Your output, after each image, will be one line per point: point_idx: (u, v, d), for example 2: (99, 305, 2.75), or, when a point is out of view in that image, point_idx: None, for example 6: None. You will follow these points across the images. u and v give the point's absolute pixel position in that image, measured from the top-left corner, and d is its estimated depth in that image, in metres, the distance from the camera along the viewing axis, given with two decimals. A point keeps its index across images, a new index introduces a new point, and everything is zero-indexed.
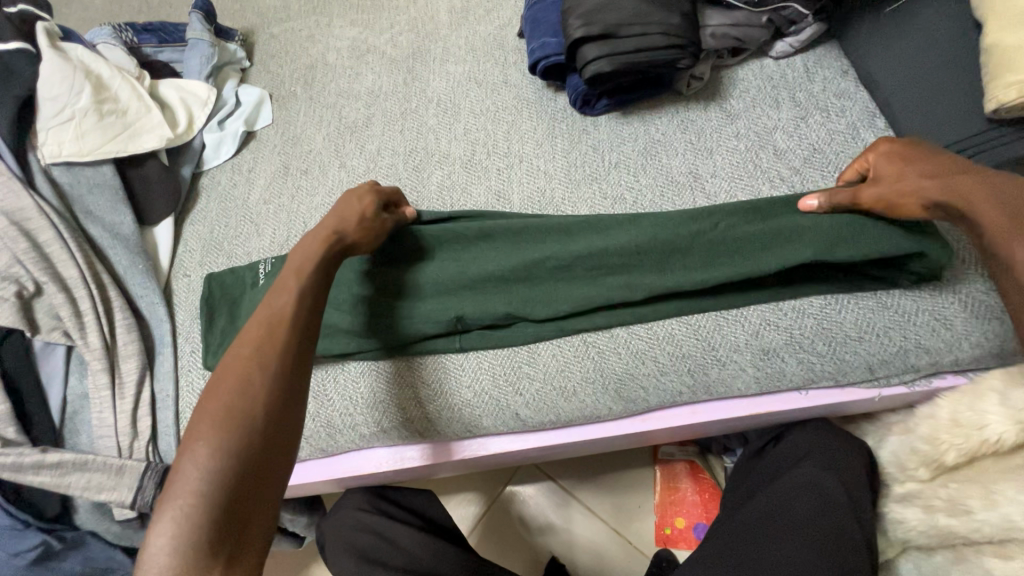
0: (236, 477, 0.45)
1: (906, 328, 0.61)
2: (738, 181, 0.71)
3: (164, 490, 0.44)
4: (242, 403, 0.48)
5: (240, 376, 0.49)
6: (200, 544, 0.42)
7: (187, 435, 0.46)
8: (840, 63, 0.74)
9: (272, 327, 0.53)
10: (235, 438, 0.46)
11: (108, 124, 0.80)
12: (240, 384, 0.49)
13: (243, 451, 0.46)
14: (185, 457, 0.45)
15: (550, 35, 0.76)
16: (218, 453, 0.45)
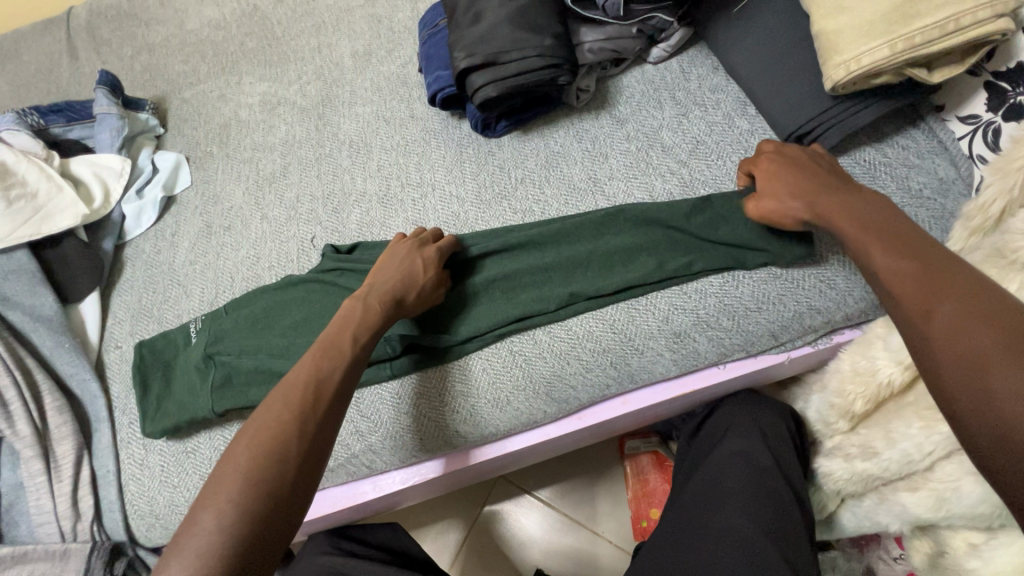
0: (274, 483, 0.48)
1: (797, 292, 0.66)
2: (633, 180, 0.76)
3: (208, 493, 0.47)
4: (294, 413, 0.52)
5: (274, 423, 0.51)
6: (236, 535, 0.45)
7: (244, 434, 0.51)
8: (710, 60, 0.81)
9: (317, 388, 0.54)
10: (277, 449, 0.49)
11: (18, 209, 0.80)
12: (294, 397, 0.53)
13: (280, 461, 0.49)
14: (218, 488, 0.47)
15: (442, 69, 0.80)
16: (245, 495, 0.46)
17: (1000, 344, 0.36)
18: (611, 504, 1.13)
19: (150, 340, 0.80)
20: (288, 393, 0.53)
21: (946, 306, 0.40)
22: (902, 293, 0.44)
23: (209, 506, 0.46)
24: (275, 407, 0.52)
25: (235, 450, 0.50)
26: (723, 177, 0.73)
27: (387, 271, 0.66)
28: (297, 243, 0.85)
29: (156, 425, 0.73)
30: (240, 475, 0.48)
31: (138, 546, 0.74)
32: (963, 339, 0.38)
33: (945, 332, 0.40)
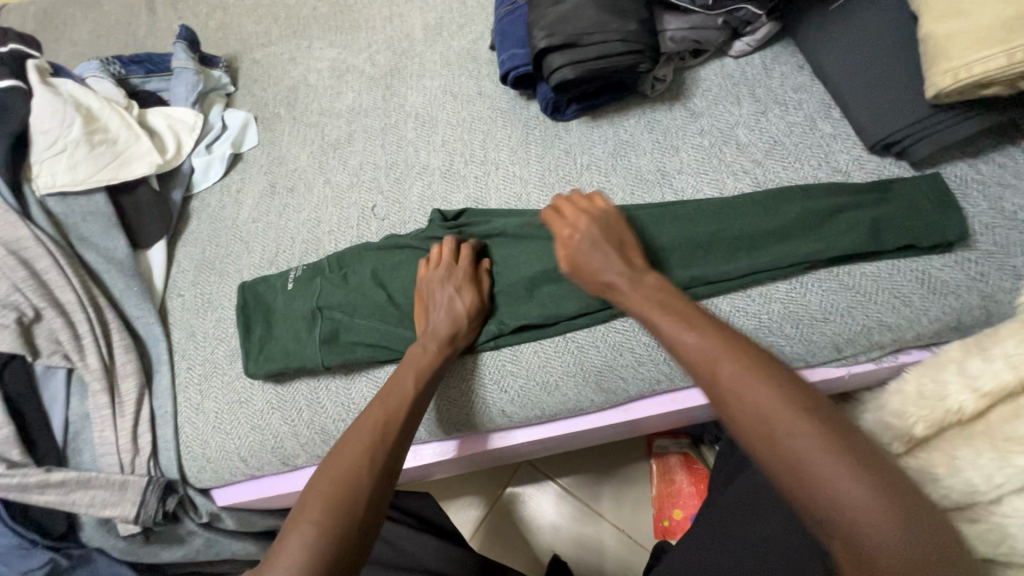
0: (359, 500, 0.52)
1: (868, 307, 0.63)
2: (704, 177, 0.74)
3: (299, 510, 0.51)
4: (379, 436, 0.56)
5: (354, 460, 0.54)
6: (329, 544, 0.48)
7: (332, 455, 0.55)
8: (795, 58, 0.78)
9: (391, 414, 0.59)
10: (364, 468, 0.54)
11: (100, 154, 0.83)
12: (374, 423, 0.58)
13: (360, 479, 0.53)
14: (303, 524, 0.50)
15: (518, 47, 0.80)
16: (326, 527, 0.49)
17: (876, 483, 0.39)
18: (635, 498, 1.13)
19: (252, 284, 0.81)
20: (364, 428, 0.57)
21: (785, 445, 0.41)
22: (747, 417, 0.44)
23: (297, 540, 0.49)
24: (355, 444, 0.55)
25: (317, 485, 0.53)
26: (801, 180, 0.71)
27: (435, 310, 0.68)
28: (357, 210, 0.86)
29: (261, 371, 0.75)
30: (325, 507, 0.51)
31: (188, 486, 0.78)
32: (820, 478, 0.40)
33: (808, 485, 0.40)
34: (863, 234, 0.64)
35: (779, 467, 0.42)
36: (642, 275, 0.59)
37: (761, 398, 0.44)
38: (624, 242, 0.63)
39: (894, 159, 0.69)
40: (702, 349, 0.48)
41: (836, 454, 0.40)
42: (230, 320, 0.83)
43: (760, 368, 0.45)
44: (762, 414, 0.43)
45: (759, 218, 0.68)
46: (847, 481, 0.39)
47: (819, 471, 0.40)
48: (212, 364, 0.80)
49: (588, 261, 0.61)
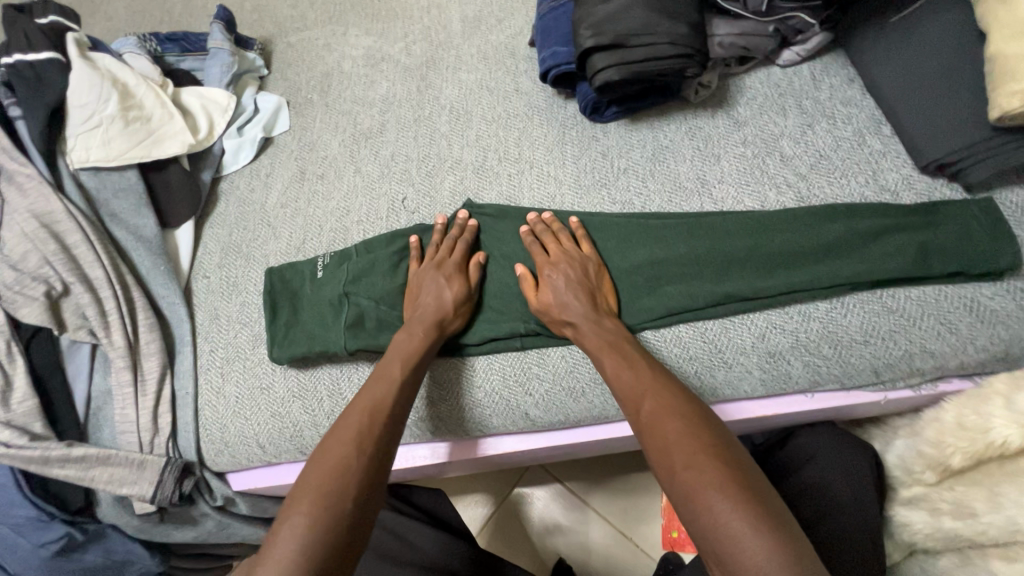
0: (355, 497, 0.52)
1: (911, 331, 0.62)
2: (745, 187, 0.72)
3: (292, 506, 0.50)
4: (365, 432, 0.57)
5: (345, 461, 0.54)
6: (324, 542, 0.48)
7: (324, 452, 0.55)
8: (846, 71, 0.76)
9: (377, 409, 0.59)
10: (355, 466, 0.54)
11: (134, 131, 0.83)
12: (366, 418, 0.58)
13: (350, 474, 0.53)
14: (291, 525, 0.49)
15: (560, 45, 0.78)
16: (326, 528, 0.49)
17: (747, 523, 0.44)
18: (644, 508, 1.11)
19: (282, 271, 0.81)
20: (343, 434, 0.56)
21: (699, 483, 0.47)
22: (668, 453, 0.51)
23: (282, 541, 0.48)
24: (340, 444, 0.55)
25: (305, 488, 0.52)
26: (846, 196, 0.69)
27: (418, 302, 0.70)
28: (388, 202, 0.85)
29: (286, 356, 0.75)
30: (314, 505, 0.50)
31: (204, 469, 0.78)
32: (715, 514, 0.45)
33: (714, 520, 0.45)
34: (910, 257, 0.62)
35: (688, 508, 0.47)
36: (603, 320, 0.65)
37: (674, 437, 0.51)
38: (598, 286, 0.68)
39: (946, 181, 0.67)
40: (635, 389, 0.57)
41: (726, 495, 0.46)
42: (254, 305, 0.82)
43: (677, 412, 0.54)
44: (663, 443, 0.52)
45: (802, 234, 0.66)
46: (731, 518, 0.44)
47: (710, 508, 0.46)
48: (234, 348, 0.80)
49: (558, 297, 0.65)
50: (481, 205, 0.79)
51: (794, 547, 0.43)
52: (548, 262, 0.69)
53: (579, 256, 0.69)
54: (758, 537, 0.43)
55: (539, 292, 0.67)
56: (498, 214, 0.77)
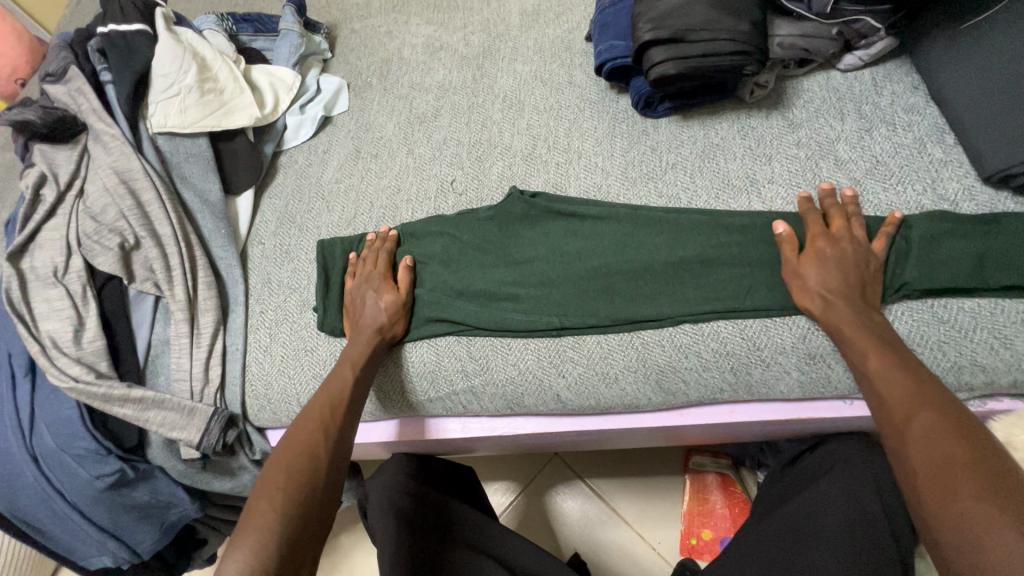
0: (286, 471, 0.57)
1: (962, 344, 0.60)
2: (796, 189, 0.71)
3: (277, 480, 0.55)
4: (329, 416, 0.63)
5: (299, 436, 0.60)
6: (292, 506, 0.54)
7: (289, 438, 0.61)
8: (910, 79, 0.74)
9: (339, 398, 0.65)
10: (298, 447, 0.59)
11: (208, 102, 0.89)
12: (322, 406, 0.64)
13: (305, 453, 0.59)
14: (265, 488, 0.55)
15: (618, 38, 0.79)
16: (286, 495, 0.54)
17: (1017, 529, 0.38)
18: (664, 511, 1.10)
19: (336, 245, 0.84)
20: (307, 426, 0.62)
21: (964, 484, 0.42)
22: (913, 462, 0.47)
23: (257, 505, 0.53)
24: (305, 425, 0.62)
25: (272, 465, 0.58)
26: (902, 204, 0.67)
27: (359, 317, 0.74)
28: (437, 183, 0.87)
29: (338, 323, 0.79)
30: (285, 473, 0.56)
31: (248, 422, 0.82)
32: (980, 522, 0.40)
33: (966, 523, 0.40)
34: (969, 270, 0.60)
35: (939, 518, 0.42)
36: (871, 313, 0.59)
37: (928, 437, 0.47)
38: (868, 277, 0.61)
39: (1010, 194, 0.65)
40: (902, 394, 0.51)
41: (965, 471, 0.43)
42: (304, 273, 0.86)
43: (925, 408, 0.49)
44: (919, 448, 0.47)
45: None
46: (970, 498, 0.41)
47: (956, 500, 0.42)
48: (283, 311, 0.84)
49: (823, 269, 0.61)
50: (530, 195, 0.79)
51: None
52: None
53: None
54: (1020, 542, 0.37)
55: (801, 256, 0.64)
56: (548, 202, 0.78)
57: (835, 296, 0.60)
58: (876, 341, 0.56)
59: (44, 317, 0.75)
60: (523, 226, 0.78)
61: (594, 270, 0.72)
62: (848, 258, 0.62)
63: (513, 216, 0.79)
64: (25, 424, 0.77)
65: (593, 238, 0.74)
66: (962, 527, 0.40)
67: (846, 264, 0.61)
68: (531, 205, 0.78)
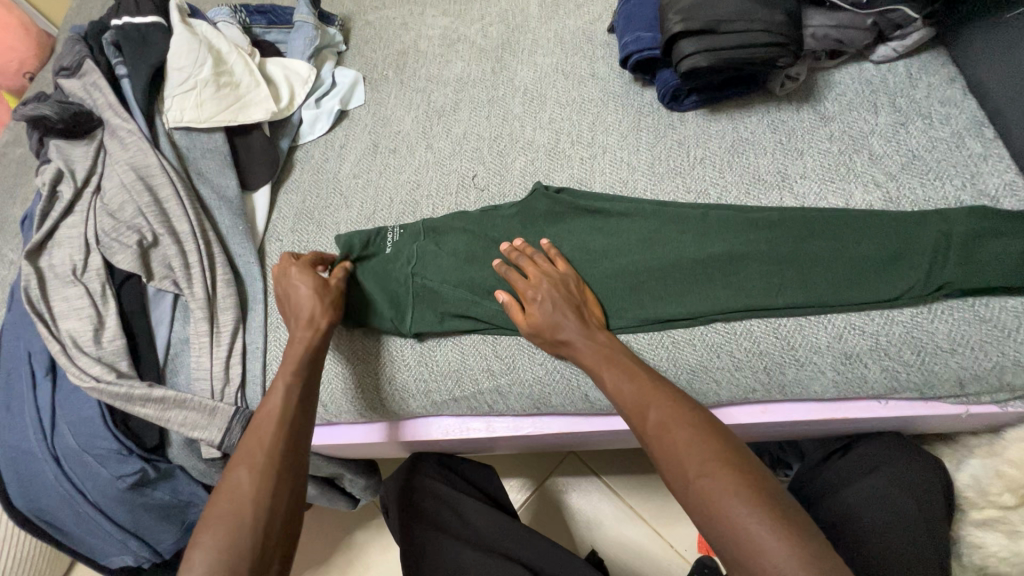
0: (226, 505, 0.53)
1: (1004, 344, 0.59)
2: (829, 184, 0.70)
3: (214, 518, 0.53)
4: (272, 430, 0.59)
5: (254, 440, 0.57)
6: (229, 542, 0.50)
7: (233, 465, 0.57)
8: (946, 70, 0.72)
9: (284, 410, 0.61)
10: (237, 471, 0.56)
11: (223, 96, 0.87)
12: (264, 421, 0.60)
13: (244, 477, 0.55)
14: (224, 503, 0.53)
15: (644, 30, 0.77)
16: (223, 530, 0.51)
17: (782, 543, 0.43)
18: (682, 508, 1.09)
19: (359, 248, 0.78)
20: (248, 445, 0.58)
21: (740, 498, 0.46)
22: (675, 464, 0.51)
23: (215, 523, 0.52)
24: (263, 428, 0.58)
25: (218, 500, 0.54)
26: (940, 200, 0.65)
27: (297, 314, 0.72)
28: (458, 178, 0.86)
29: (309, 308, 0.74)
30: (245, 484, 0.54)
31: None
32: (754, 533, 0.44)
33: (741, 531, 0.45)
34: (1013, 268, 0.59)
35: (711, 523, 0.47)
36: (593, 332, 0.64)
37: (678, 443, 0.51)
38: (583, 302, 0.67)
39: None
40: (637, 401, 0.56)
41: (725, 482, 0.47)
42: None
43: (668, 414, 0.54)
44: (669, 451, 0.51)
45: (892, 236, 0.64)
46: (738, 507, 0.46)
47: (732, 512, 0.46)
48: None
49: (548, 317, 0.64)
50: (555, 192, 0.77)
51: (813, 547, 0.43)
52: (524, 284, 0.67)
53: (553, 274, 0.68)
54: (780, 549, 0.43)
55: (527, 315, 0.66)
56: (574, 198, 0.77)
57: (579, 335, 0.63)
58: (596, 355, 0.62)
59: (64, 316, 0.74)
60: (546, 222, 0.76)
61: (623, 268, 0.71)
62: (567, 294, 0.67)
63: (539, 213, 0.77)
64: (46, 423, 0.76)
65: (621, 236, 0.73)
66: (736, 533, 0.45)
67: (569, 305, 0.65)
68: (554, 202, 0.77)
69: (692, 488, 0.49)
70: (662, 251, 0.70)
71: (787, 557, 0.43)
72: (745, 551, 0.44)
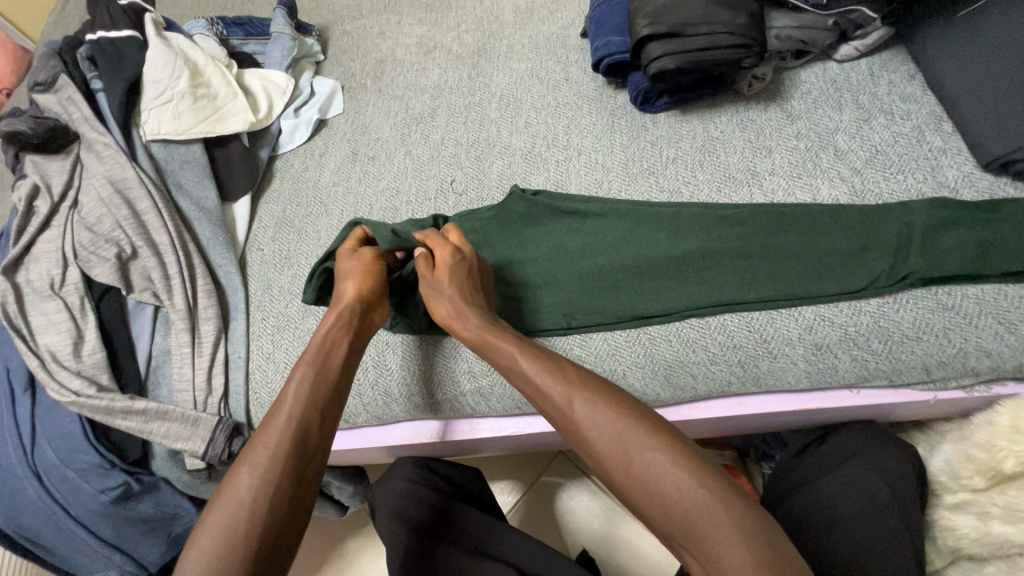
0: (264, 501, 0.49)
1: (967, 330, 0.60)
2: (797, 180, 0.72)
3: (241, 510, 0.49)
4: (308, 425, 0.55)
5: (265, 435, 0.53)
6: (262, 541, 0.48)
7: (250, 454, 0.52)
8: (906, 67, 0.75)
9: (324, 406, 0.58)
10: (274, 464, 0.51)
11: (201, 107, 0.87)
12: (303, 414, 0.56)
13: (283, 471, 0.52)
14: (230, 502, 0.49)
15: (615, 34, 0.79)
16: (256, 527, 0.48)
17: (733, 524, 0.42)
18: None
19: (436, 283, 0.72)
20: (280, 434, 0.54)
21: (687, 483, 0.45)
22: (613, 456, 0.48)
23: (218, 522, 0.48)
24: (282, 421, 0.55)
25: (241, 489, 0.50)
26: (903, 193, 0.67)
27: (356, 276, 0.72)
28: (437, 183, 0.87)
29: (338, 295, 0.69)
30: (253, 481, 0.50)
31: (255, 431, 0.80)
32: (705, 518, 0.43)
33: (695, 517, 0.44)
34: (972, 257, 0.61)
35: (659, 510, 0.45)
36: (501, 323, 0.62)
37: (612, 432, 0.49)
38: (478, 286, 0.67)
39: (1009, 179, 0.65)
40: (559, 390, 0.53)
41: (667, 457, 0.46)
42: (305, 278, 0.85)
43: (599, 402, 0.51)
44: (605, 442, 0.49)
45: (857, 229, 0.66)
46: (686, 492, 0.44)
47: (679, 498, 0.44)
48: (285, 317, 0.83)
49: (454, 302, 0.64)
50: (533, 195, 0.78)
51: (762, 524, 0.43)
52: (451, 250, 0.67)
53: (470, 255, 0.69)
54: (734, 532, 0.42)
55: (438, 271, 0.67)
56: (551, 199, 0.78)
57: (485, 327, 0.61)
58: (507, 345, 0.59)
59: (42, 331, 0.74)
60: (525, 222, 0.77)
61: (601, 267, 0.72)
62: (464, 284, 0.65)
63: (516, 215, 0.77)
64: (26, 439, 0.76)
65: (598, 236, 0.74)
66: (689, 520, 0.44)
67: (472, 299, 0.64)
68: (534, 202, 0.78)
69: (635, 480, 0.47)
70: (638, 250, 0.71)
71: (740, 539, 0.42)
72: (701, 534, 0.43)
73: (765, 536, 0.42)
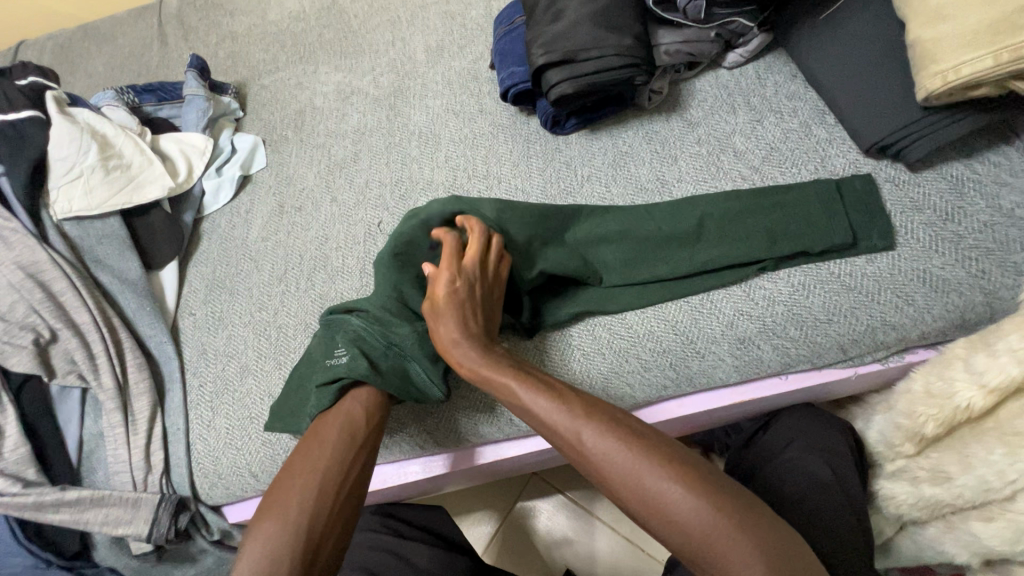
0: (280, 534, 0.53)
1: (871, 307, 0.64)
2: (703, 185, 0.75)
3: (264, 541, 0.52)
4: (334, 461, 0.58)
5: (318, 440, 0.60)
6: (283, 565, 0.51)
7: (282, 488, 0.56)
8: (788, 68, 0.80)
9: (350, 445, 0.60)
10: (298, 499, 0.55)
11: (114, 179, 0.85)
12: (331, 450, 0.59)
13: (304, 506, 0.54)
14: (284, 495, 0.55)
15: (517, 65, 0.82)
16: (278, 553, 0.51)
17: (749, 543, 0.43)
18: None
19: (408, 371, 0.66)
20: (305, 472, 0.57)
21: (706, 506, 0.45)
22: (625, 485, 0.48)
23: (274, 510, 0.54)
24: (310, 455, 0.58)
25: (269, 518, 0.54)
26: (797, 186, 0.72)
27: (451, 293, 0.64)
28: (364, 227, 0.88)
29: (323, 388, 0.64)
30: (301, 476, 0.56)
31: (199, 503, 0.77)
32: (720, 541, 0.44)
33: (709, 538, 0.44)
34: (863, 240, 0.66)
35: (675, 532, 0.46)
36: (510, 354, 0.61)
37: (624, 461, 0.49)
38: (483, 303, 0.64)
39: (889, 161, 0.70)
40: (569, 422, 0.52)
41: (684, 484, 0.46)
42: (240, 338, 0.83)
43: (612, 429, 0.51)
44: (619, 473, 0.48)
45: (763, 221, 0.69)
46: (702, 515, 0.45)
47: (693, 521, 0.45)
48: (223, 380, 0.80)
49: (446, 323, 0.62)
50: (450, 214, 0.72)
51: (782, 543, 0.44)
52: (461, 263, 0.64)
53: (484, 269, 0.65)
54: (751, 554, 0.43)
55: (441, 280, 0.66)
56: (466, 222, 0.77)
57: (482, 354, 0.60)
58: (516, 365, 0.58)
59: None
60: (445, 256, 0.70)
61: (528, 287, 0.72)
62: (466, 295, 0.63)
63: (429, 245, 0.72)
64: None
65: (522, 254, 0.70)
66: (703, 541, 0.44)
67: (472, 316, 0.62)
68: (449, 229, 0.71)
69: (646, 508, 0.47)
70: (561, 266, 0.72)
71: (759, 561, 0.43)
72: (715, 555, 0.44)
73: (782, 554, 0.43)
